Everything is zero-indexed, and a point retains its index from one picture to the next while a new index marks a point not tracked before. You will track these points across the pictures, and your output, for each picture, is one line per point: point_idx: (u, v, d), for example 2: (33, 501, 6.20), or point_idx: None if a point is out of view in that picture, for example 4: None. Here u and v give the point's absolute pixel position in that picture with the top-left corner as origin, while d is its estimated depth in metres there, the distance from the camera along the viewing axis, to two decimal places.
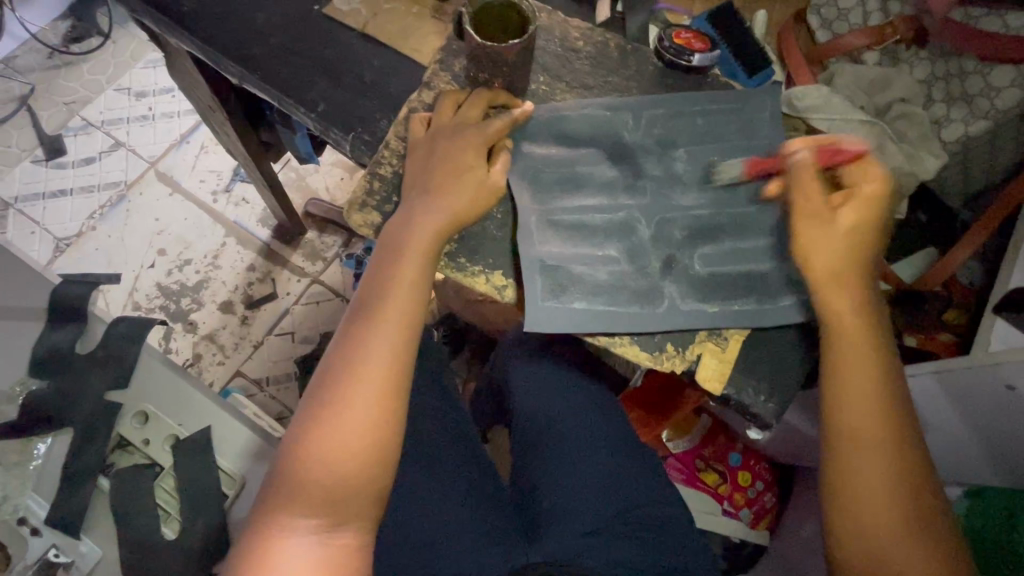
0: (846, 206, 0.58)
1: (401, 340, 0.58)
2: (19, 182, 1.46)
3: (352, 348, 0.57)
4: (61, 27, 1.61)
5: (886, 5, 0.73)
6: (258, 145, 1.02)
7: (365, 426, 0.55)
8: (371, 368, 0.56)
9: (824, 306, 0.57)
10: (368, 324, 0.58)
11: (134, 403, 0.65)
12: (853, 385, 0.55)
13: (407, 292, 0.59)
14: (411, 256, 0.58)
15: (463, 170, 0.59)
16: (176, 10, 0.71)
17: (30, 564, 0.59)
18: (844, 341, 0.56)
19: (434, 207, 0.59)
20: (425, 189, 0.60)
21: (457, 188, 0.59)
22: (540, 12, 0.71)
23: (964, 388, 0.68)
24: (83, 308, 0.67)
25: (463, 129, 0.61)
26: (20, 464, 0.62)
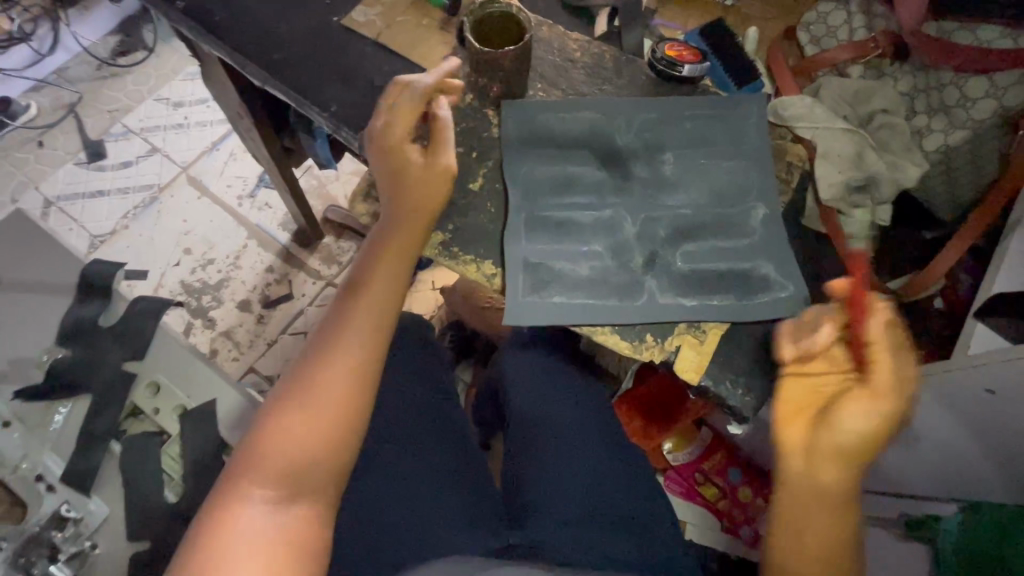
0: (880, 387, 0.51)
1: (368, 340, 0.61)
2: (62, 183, 1.56)
3: (323, 343, 0.60)
4: (111, 41, 1.73)
5: (870, 22, 0.77)
6: (281, 150, 1.09)
7: (330, 412, 0.57)
8: (337, 364, 0.59)
9: (813, 452, 0.53)
10: (339, 323, 0.61)
11: (148, 374, 0.70)
12: (810, 518, 0.52)
13: (379, 295, 0.63)
14: (385, 260, 0.64)
15: (403, 165, 0.63)
16: (209, 19, 0.78)
17: (43, 518, 0.62)
18: (817, 480, 0.53)
19: (402, 215, 0.63)
20: (394, 198, 0.64)
21: (427, 190, 0.63)
22: (542, 25, 0.75)
23: (950, 395, 0.69)
24: (108, 286, 0.72)
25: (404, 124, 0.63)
26: (43, 427, 0.67)
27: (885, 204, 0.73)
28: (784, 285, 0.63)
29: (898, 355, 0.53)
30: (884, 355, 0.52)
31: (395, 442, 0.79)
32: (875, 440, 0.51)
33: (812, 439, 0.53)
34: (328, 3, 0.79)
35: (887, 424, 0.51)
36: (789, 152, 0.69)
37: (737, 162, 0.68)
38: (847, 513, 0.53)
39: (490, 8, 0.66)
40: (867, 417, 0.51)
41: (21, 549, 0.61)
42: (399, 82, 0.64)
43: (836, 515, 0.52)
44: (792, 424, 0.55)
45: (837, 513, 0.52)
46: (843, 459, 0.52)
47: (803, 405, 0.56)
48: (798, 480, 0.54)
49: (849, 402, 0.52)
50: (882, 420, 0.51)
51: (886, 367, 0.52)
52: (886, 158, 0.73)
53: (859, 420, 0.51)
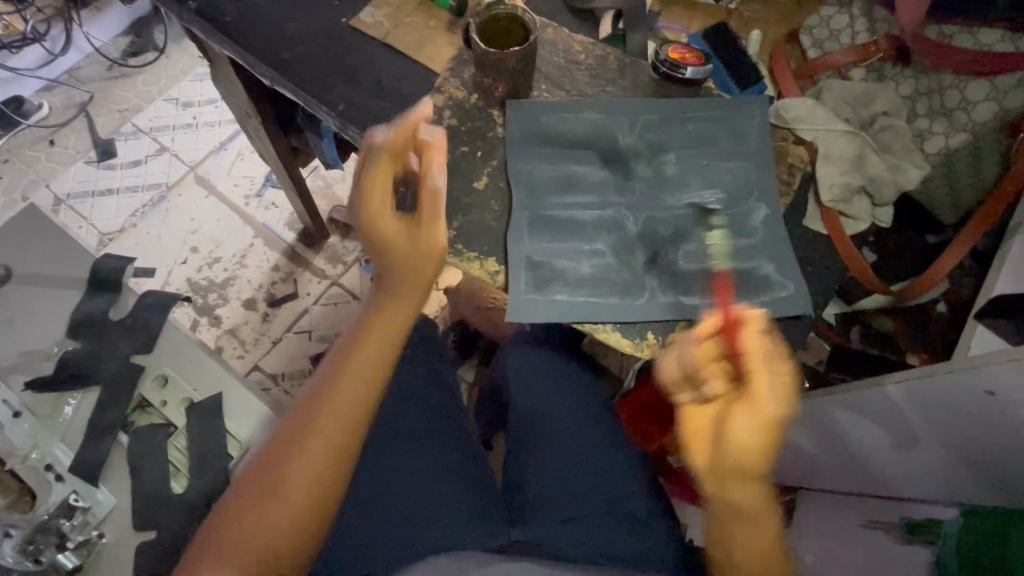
0: (759, 403, 0.51)
1: (350, 412, 0.56)
2: (72, 181, 1.59)
3: (302, 418, 0.55)
4: (123, 42, 1.76)
5: (873, 25, 0.78)
6: (287, 149, 1.10)
7: (304, 500, 0.53)
8: (313, 440, 0.54)
9: (721, 480, 0.53)
10: (323, 392, 0.56)
11: (155, 366, 0.72)
12: (737, 536, 0.52)
13: (370, 362, 0.58)
14: (375, 330, 0.59)
15: (395, 240, 0.60)
16: (220, 19, 0.79)
17: (51, 507, 0.64)
18: (732, 501, 0.53)
19: (398, 284, 0.60)
20: (389, 269, 0.60)
21: (422, 259, 0.60)
22: (547, 27, 0.76)
23: (935, 401, 0.69)
24: (118, 280, 0.74)
25: (381, 184, 0.59)
26: (52, 418, 0.68)
27: (885, 206, 0.73)
28: (784, 286, 0.63)
29: (777, 360, 0.53)
30: (761, 367, 0.52)
31: (397, 438, 0.80)
32: (765, 451, 0.51)
33: (712, 463, 0.53)
34: (337, 4, 0.80)
35: (773, 432, 0.51)
36: (790, 154, 0.70)
37: (738, 163, 0.68)
38: (766, 522, 0.52)
39: (498, 9, 0.68)
40: (752, 433, 0.51)
41: (32, 536, 0.61)
42: (371, 145, 0.60)
43: (750, 528, 0.52)
44: (699, 453, 0.55)
45: (753, 526, 0.52)
46: (745, 477, 0.52)
47: (704, 428, 0.55)
48: (717, 503, 0.54)
49: (735, 422, 0.52)
50: (769, 431, 0.51)
51: (763, 377, 0.52)
52: (888, 161, 0.73)
53: (749, 437, 0.51)
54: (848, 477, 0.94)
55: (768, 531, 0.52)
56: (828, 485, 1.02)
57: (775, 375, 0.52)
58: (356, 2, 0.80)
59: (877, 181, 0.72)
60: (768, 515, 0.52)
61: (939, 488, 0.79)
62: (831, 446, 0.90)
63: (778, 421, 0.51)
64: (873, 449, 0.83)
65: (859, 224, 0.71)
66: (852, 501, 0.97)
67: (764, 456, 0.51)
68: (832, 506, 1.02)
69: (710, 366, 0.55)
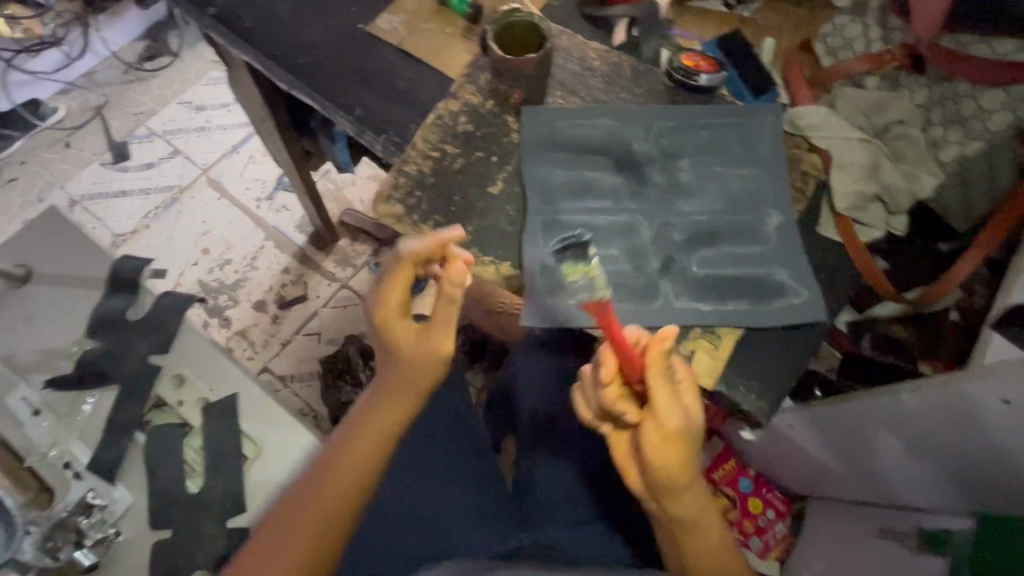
0: (671, 424, 0.53)
1: (336, 505, 0.59)
2: (86, 182, 1.61)
3: (290, 508, 0.59)
4: (138, 46, 1.79)
5: (887, 34, 0.78)
6: (300, 153, 1.12)
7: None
8: (298, 535, 0.58)
9: (661, 500, 0.57)
10: (312, 485, 0.60)
11: (174, 366, 0.73)
12: (688, 535, 0.58)
13: (363, 461, 0.61)
14: (367, 436, 0.62)
15: (401, 352, 0.62)
16: (240, 24, 0.80)
17: (68, 505, 0.65)
18: (672, 513, 0.57)
19: (399, 387, 0.63)
20: (393, 373, 0.63)
21: (424, 365, 0.62)
22: (561, 34, 0.77)
23: (933, 417, 0.70)
24: (137, 280, 0.75)
25: (397, 296, 0.61)
26: (70, 415, 0.70)
27: (899, 214, 0.73)
28: (798, 292, 0.64)
29: (670, 375, 0.55)
30: (657, 389, 0.54)
31: (407, 440, 0.81)
32: (686, 464, 0.54)
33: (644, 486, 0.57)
34: (354, 9, 0.81)
35: (687, 445, 0.54)
36: (803, 161, 0.71)
37: (751, 170, 0.69)
38: (702, 519, 0.58)
39: (513, 17, 0.68)
40: (668, 456, 0.54)
41: (51, 533, 0.63)
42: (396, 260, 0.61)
43: (696, 528, 0.58)
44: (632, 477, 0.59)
45: (695, 527, 0.58)
46: (677, 494, 0.56)
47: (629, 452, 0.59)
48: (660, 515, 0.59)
49: (647, 449, 0.54)
50: (679, 446, 0.54)
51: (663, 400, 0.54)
52: (902, 168, 0.73)
53: (671, 460, 0.54)
54: (860, 486, 0.94)
55: (711, 521, 0.58)
56: (837, 493, 1.02)
57: (672, 392, 0.54)
58: (373, 8, 0.81)
59: (892, 188, 0.72)
60: (708, 509, 0.58)
61: (943, 495, 0.81)
62: (849, 457, 0.89)
63: (687, 434, 0.54)
64: (876, 459, 0.85)
65: (873, 231, 0.71)
66: (861, 509, 0.98)
67: (688, 469, 0.55)
68: (839, 514, 1.03)
69: (616, 398, 0.56)
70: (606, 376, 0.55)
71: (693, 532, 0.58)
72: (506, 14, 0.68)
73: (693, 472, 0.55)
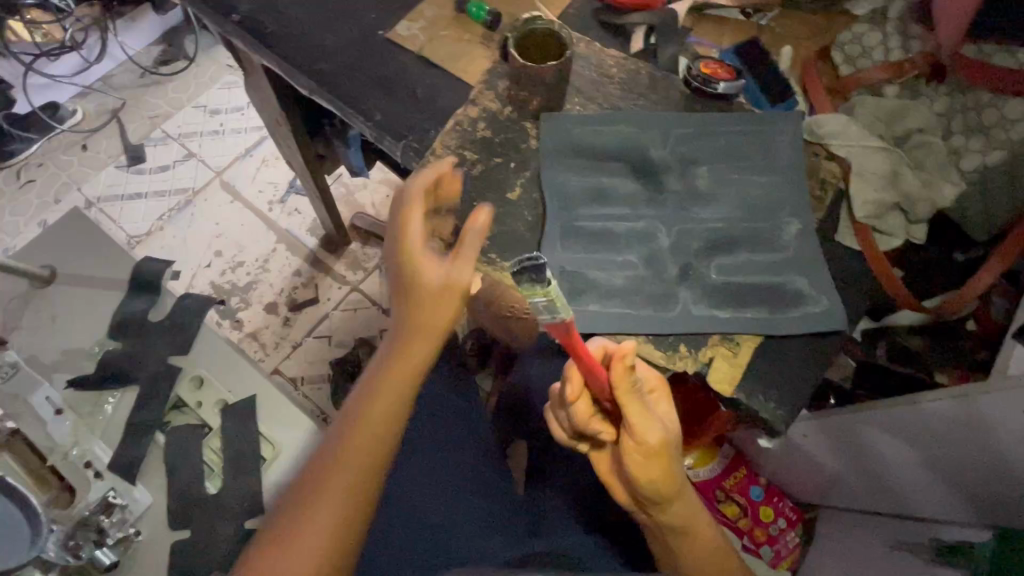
0: (649, 443, 0.53)
1: (367, 460, 0.56)
2: (102, 184, 1.63)
3: (319, 470, 0.55)
4: (154, 51, 1.81)
5: (907, 42, 0.79)
6: (314, 157, 1.13)
7: (320, 551, 0.53)
8: (331, 492, 0.54)
9: (656, 512, 0.57)
10: (343, 441, 0.56)
11: (190, 368, 0.80)
12: (684, 541, 0.59)
13: (385, 406, 0.58)
14: (390, 380, 0.59)
15: (415, 285, 0.59)
16: (261, 30, 0.81)
17: (90, 504, 0.69)
18: (665, 524, 0.58)
19: (418, 324, 0.60)
20: (410, 311, 0.60)
21: (439, 297, 0.59)
22: (579, 42, 0.78)
23: (950, 423, 0.70)
24: None
25: (415, 227, 0.60)
26: (93, 414, 0.77)
27: (920, 223, 0.72)
28: (817, 300, 0.64)
29: (637, 388, 0.54)
30: (627, 404, 0.53)
31: (421, 443, 0.81)
32: (669, 476, 0.54)
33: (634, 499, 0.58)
34: (374, 17, 0.82)
35: (668, 457, 0.54)
36: (822, 170, 0.71)
37: (770, 178, 0.69)
38: (695, 525, 0.58)
39: (534, 24, 0.69)
40: (651, 471, 0.53)
41: (72, 532, 0.67)
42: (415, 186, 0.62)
43: (689, 532, 0.58)
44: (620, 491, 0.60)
45: (687, 533, 0.58)
46: (667, 505, 0.56)
47: (611, 468, 0.60)
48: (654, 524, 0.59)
49: (629, 466, 0.54)
50: (662, 459, 0.53)
51: (638, 416, 0.53)
52: (923, 177, 0.73)
53: (657, 478, 0.54)
54: (876, 496, 0.93)
55: (700, 523, 0.58)
56: (854, 504, 1.01)
57: (644, 405, 0.54)
58: (392, 15, 0.82)
59: (913, 196, 0.71)
60: (696, 511, 0.58)
61: (962, 507, 0.79)
62: (861, 466, 0.89)
63: (667, 446, 0.54)
64: (888, 468, 0.85)
65: (891, 240, 0.71)
66: (878, 519, 0.97)
67: (672, 479, 0.54)
68: (855, 525, 1.01)
69: (592, 416, 0.58)
70: (572, 395, 0.57)
71: (684, 536, 0.58)
72: (530, 21, 0.69)
73: (678, 481, 0.55)
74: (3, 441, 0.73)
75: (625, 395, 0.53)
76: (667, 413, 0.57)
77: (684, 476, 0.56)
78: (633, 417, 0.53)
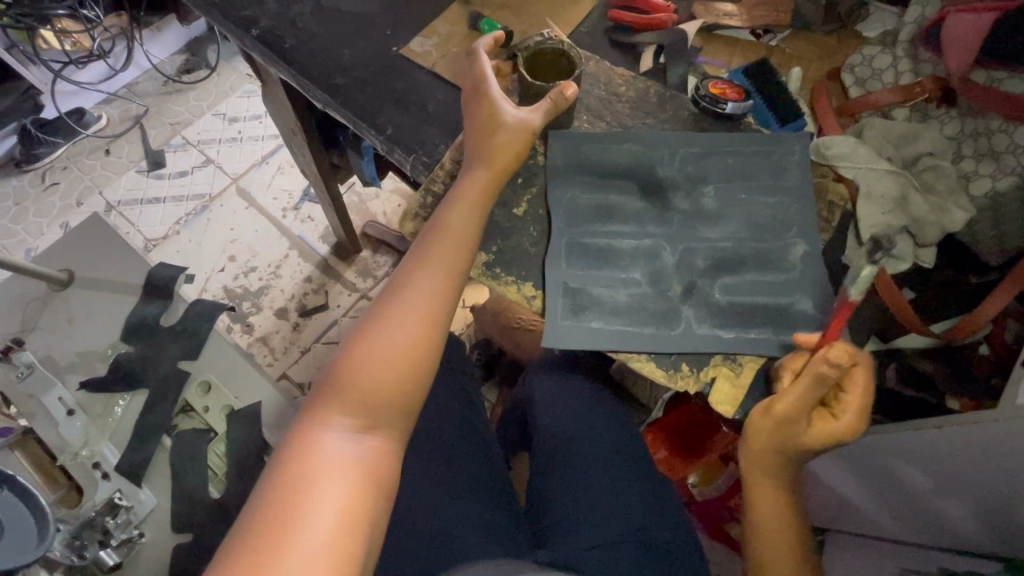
0: (784, 408, 0.58)
1: (446, 276, 0.62)
2: (123, 189, 1.67)
3: (399, 284, 0.62)
4: (178, 60, 1.86)
5: (917, 66, 0.79)
6: (328, 166, 1.15)
7: (404, 353, 0.58)
8: (411, 304, 0.60)
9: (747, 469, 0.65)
10: (423, 259, 0.63)
11: (200, 374, 0.83)
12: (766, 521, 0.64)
13: (461, 229, 0.64)
14: (461, 209, 0.65)
15: (495, 122, 0.67)
16: (280, 45, 0.83)
17: (96, 504, 0.73)
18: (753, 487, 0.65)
19: (488, 165, 0.66)
20: (483, 150, 0.67)
21: (512, 138, 0.67)
22: (589, 60, 0.79)
23: (957, 445, 0.68)
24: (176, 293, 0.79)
25: (489, 81, 0.68)
26: (104, 415, 0.79)
27: (927, 247, 0.73)
28: (822, 322, 0.63)
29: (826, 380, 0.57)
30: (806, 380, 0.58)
31: (423, 452, 0.81)
32: (776, 443, 0.61)
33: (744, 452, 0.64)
34: (389, 33, 0.84)
35: (782, 434, 0.60)
36: (830, 191, 0.72)
37: (778, 198, 0.69)
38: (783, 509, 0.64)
39: (543, 44, 0.71)
40: (768, 427, 0.60)
41: (77, 532, 0.70)
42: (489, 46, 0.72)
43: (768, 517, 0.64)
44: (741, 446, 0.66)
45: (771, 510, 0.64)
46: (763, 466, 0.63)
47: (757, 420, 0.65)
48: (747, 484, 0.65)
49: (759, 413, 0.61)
50: (784, 429, 0.60)
51: (795, 388, 0.58)
52: (932, 201, 0.73)
53: (760, 433, 0.61)
54: (893, 522, 0.90)
55: (763, 503, 0.64)
56: (867, 529, 0.98)
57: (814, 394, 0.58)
58: (408, 31, 0.84)
59: (921, 221, 0.72)
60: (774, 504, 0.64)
61: (981, 536, 0.76)
62: (877, 487, 0.87)
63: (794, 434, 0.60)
64: (905, 489, 0.82)
65: (899, 264, 0.71)
66: (886, 545, 0.95)
67: (767, 447, 0.62)
68: (860, 549, 1.00)
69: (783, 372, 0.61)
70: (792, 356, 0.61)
71: (753, 507, 0.64)
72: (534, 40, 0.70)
73: (768, 454, 0.62)
74: (19, 440, 0.78)
75: (807, 376, 0.57)
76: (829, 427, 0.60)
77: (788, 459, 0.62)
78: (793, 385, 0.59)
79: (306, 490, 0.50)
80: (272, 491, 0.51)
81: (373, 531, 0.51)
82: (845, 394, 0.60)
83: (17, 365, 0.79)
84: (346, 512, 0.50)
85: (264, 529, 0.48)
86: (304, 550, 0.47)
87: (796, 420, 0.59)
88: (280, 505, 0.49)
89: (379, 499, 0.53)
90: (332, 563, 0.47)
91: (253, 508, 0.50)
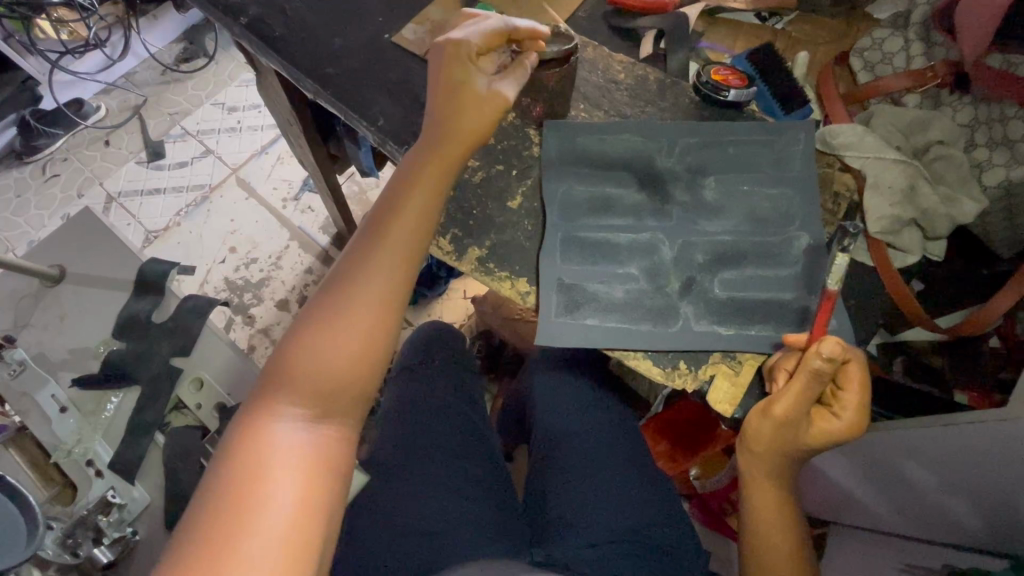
0: (781, 408, 0.57)
1: (404, 258, 0.60)
2: (123, 180, 1.66)
3: (353, 264, 0.59)
4: (176, 48, 1.84)
5: (930, 49, 0.76)
6: (326, 157, 1.13)
7: (359, 340, 0.56)
8: (368, 288, 0.58)
9: (747, 471, 0.63)
10: (380, 238, 0.60)
11: (192, 371, 0.84)
12: (766, 518, 0.63)
13: (421, 209, 0.61)
14: (422, 186, 0.62)
15: (461, 84, 0.63)
16: (268, 33, 0.81)
17: (90, 503, 0.74)
18: (752, 486, 0.63)
19: (455, 132, 0.62)
20: (445, 116, 0.63)
21: (484, 104, 0.63)
22: (586, 46, 0.76)
23: (961, 445, 0.66)
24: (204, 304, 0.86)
25: (470, 60, 0.63)
26: (96, 413, 0.81)
27: (938, 239, 0.71)
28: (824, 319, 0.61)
29: (823, 377, 0.56)
30: (799, 378, 0.56)
31: (421, 448, 0.80)
32: (777, 442, 0.59)
33: (742, 455, 0.62)
34: (381, 19, 0.81)
35: (781, 433, 0.58)
36: (836, 182, 0.69)
37: (779, 190, 0.66)
38: (783, 503, 0.63)
39: (547, 55, 0.64)
40: (766, 426, 0.58)
41: (71, 531, 0.72)
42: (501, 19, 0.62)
43: (767, 513, 0.62)
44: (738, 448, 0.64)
45: (770, 505, 0.63)
46: (766, 466, 0.61)
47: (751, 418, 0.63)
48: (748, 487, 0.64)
49: (758, 414, 0.59)
50: (783, 428, 0.58)
51: (793, 387, 0.56)
52: (941, 191, 0.71)
53: (760, 434, 0.59)
54: (900, 518, 0.88)
55: (765, 503, 0.63)
56: (870, 523, 0.97)
57: (812, 391, 0.56)
58: (400, 18, 0.81)
59: (932, 211, 0.69)
60: (773, 499, 0.63)
61: (987, 531, 0.74)
62: (879, 483, 0.86)
63: (794, 433, 0.58)
64: (911, 485, 0.80)
65: (907, 257, 0.69)
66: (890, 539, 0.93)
67: (768, 451, 0.60)
68: (865, 544, 0.98)
69: (776, 372, 0.59)
70: (784, 356, 0.59)
71: (749, 503, 0.64)
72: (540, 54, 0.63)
73: (770, 457, 0.60)
74: (15, 437, 0.80)
75: (803, 373, 0.56)
76: (828, 423, 0.59)
77: (789, 456, 0.60)
78: (789, 383, 0.57)
79: (258, 482, 0.49)
80: (223, 483, 0.49)
81: (330, 521, 0.51)
82: (842, 392, 0.59)
83: (9, 363, 0.80)
84: (302, 503, 0.49)
85: (214, 524, 0.47)
86: (259, 543, 0.47)
87: (796, 418, 0.57)
88: (231, 501, 0.48)
89: (336, 488, 0.53)
90: (289, 554, 0.47)
91: (203, 503, 0.49)
